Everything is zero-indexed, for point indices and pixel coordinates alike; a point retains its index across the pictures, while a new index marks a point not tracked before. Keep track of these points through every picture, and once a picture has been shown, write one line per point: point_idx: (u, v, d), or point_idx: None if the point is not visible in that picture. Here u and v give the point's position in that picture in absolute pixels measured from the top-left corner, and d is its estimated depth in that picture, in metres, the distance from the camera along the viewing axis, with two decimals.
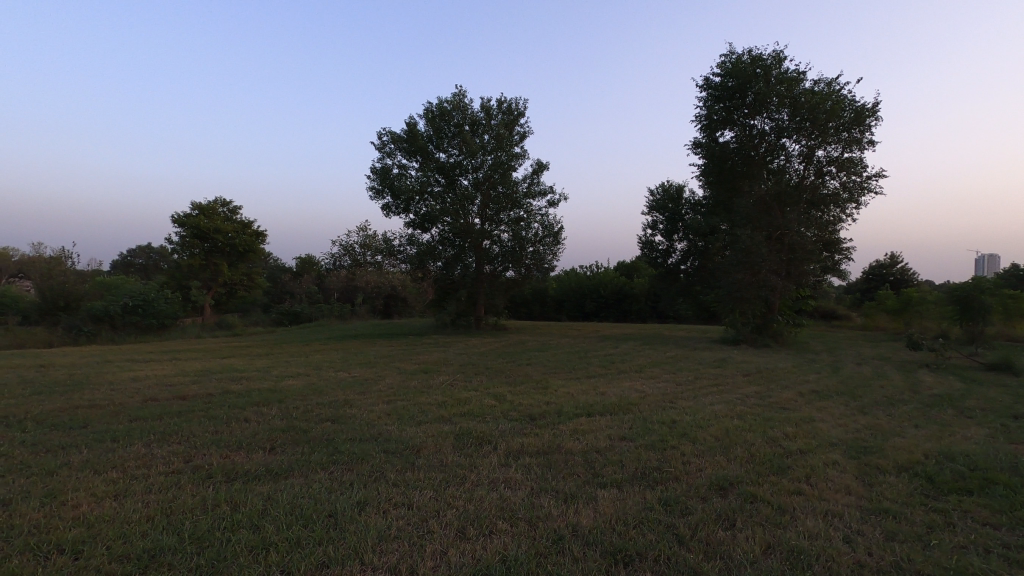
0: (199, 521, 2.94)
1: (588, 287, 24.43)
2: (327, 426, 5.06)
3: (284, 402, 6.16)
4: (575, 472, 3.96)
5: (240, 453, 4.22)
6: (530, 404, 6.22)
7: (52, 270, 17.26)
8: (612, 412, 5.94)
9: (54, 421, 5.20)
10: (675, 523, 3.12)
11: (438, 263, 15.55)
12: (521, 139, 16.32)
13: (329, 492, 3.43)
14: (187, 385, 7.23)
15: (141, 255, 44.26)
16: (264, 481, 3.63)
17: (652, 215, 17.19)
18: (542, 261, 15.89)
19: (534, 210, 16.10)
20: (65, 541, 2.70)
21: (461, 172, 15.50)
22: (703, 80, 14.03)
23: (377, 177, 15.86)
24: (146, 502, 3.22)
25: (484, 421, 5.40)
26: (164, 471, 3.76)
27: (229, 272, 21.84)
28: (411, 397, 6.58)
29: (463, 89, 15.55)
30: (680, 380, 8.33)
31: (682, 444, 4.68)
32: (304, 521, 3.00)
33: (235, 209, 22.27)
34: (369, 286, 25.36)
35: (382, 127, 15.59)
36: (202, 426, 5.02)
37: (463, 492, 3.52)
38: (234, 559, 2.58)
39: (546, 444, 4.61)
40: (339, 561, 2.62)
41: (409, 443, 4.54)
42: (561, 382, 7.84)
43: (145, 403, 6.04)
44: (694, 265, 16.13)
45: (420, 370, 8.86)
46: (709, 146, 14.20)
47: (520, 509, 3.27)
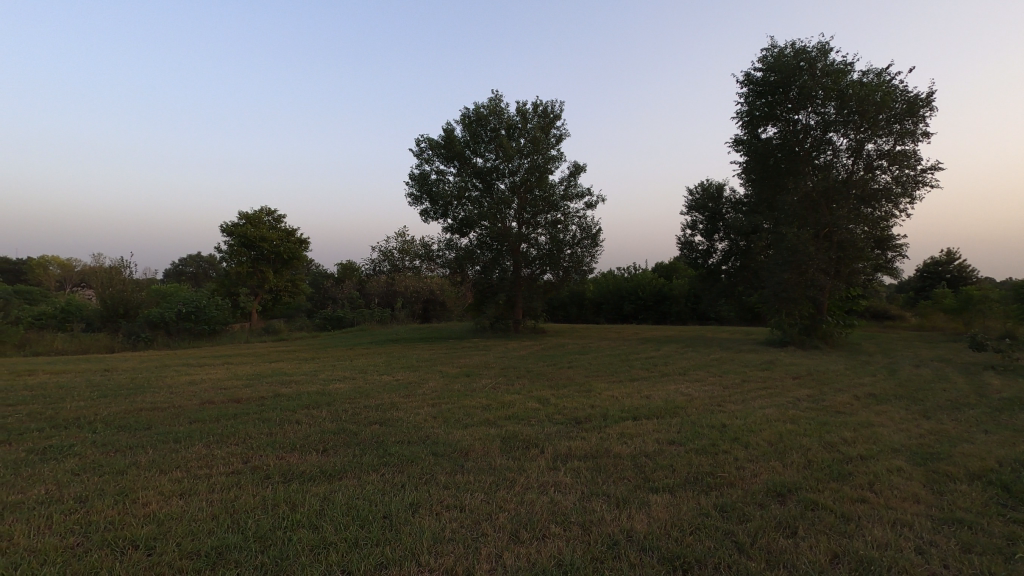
0: (262, 520, 3.03)
1: (626, 289, 24.13)
2: (376, 429, 5.15)
3: (332, 405, 6.30)
4: (625, 476, 3.91)
5: (295, 455, 4.34)
6: (574, 407, 6.19)
7: (112, 279, 18.19)
8: (659, 415, 5.84)
9: (121, 422, 5.48)
10: (734, 531, 3.03)
11: (476, 267, 15.64)
12: (558, 142, 16.35)
13: (382, 494, 3.48)
14: (240, 389, 7.49)
15: (192, 264, 46.30)
16: (318, 482, 3.71)
17: (691, 215, 16.87)
18: (580, 263, 15.80)
19: (571, 212, 16.05)
20: (139, 537, 2.82)
21: (498, 176, 15.58)
22: (744, 75, 13.75)
23: (415, 183, 16.10)
24: (210, 501, 3.34)
25: (529, 424, 5.41)
26: (224, 471, 3.90)
27: (275, 278, 22.51)
28: (455, 400, 6.62)
29: (499, 94, 15.64)
30: (727, 383, 8.12)
31: (734, 449, 4.56)
32: (360, 522, 3.05)
33: (279, 218, 22.99)
34: (408, 290, 25.68)
35: (420, 134, 15.82)
36: (257, 428, 5.20)
37: (514, 495, 3.52)
38: (296, 558, 2.64)
39: (594, 448, 4.56)
40: (397, 562, 2.65)
41: (457, 446, 4.57)
42: (603, 385, 7.77)
43: (201, 406, 6.28)
44: (736, 265, 15.73)
45: (461, 374, 8.93)
46: (750, 143, 13.86)
47: (572, 513, 3.24)
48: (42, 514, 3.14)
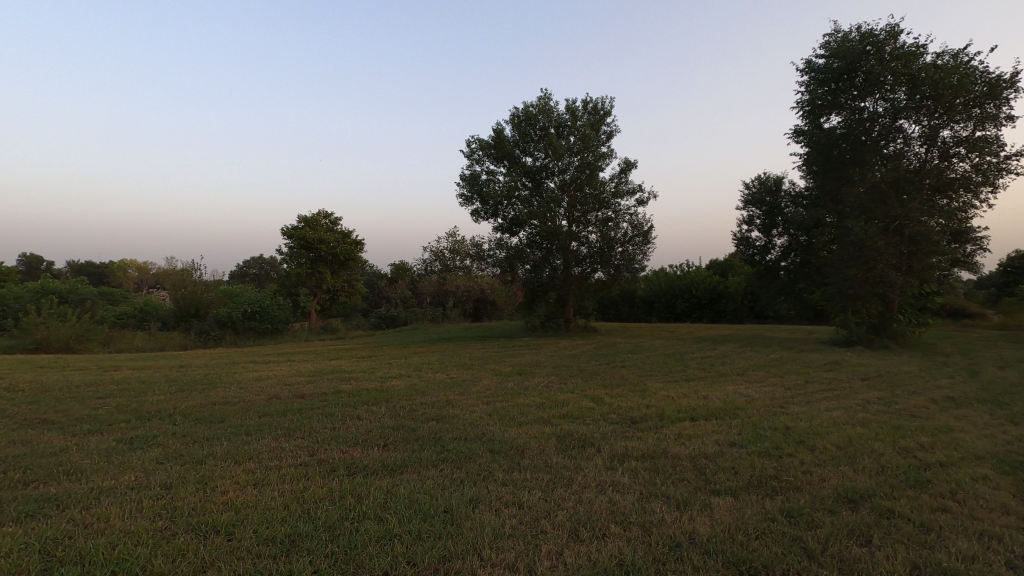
0: (330, 511, 3.16)
1: (679, 286, 23.59)
2: (433, 425, 5.27)
3: (390, 402, 6.48)
4: (685, 477, 3.84)
5: (358, 449, 4.50)
6: (629, 407, 6.13)
7: (185, 281, 19.35)
8: (717, 416, 5.69)
9: (198, 415, 5.84)
10: (803, 537, 2.92)
11: (527, 266, 15.67)
12: (608, 138, 16.18)
13: (442, 488, 3.56)
14: (303, 385, 7.83)
15: (255, 266, 48.70)
16: (381, 475, 3.84)
17: (748, 209, 16.18)
18: (631, 261, 15.56)
19: (622, 209, 15.84)
20: (220, 523, 3.01)
21: (547, 175, 15.56)
22: (805, 63, 13.15)
23: (465, 183, 16.28)
24: (282, 491, 3.51)
25: (585, 423, 5.40)
26: (293, 463, 4.09)
27: (332, 279, 23.32)
28: (509, 398, 6.67)
29: (548, 92, 15.61)
30: (789, 384, 7.81)
31: (800, 452, 4.39)
32: (422, 516, 3.13)
33: (336, 220, 23.80)
34: (459, 289, 26.03)
35: (471, 135, 15.99)
36: (322, 422, 5.43)
37: (572, 493, 3.52)
38: (364, 548, 2.75)
39: (652, 448, 4.49)
40: (460, 555, 2.70)
41: (513, 444, 4.61)
42: (658, 385, 7.63)
43: (269, 401, 6.60)
44: (797, 261, 15.05)
45: (514, 372, 9.00)
46: (811, 133, 13.25)
47: (631, 513, 3.21)
48: (134, 498, 3.39)
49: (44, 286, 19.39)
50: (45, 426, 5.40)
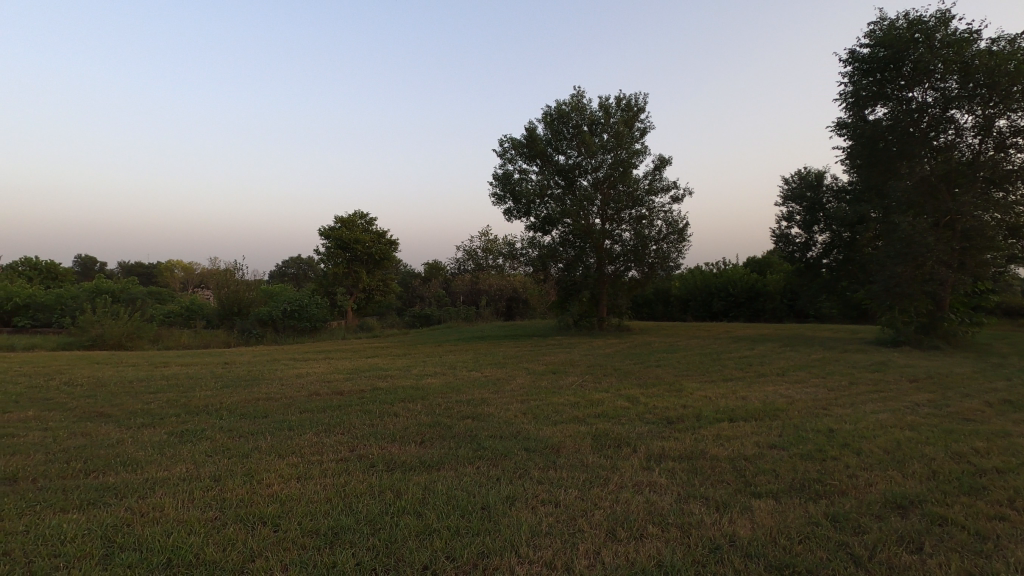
0: (371, 506, 3.24)
1: (715, 285, 23.13)
2: (469, 423, 5.33)
3: (426, 399, 6.57)
4: (724, 479, 3.78)
5: (395, 445, 4.58)
6: (665, 407, 6.05)
7: (228, 281, 20.01)
8: (756, 417, 5.57)
9: (243, 410, 6.06)
10: (849, 543, 2.84)
11: (559, 265, 15.62)
12: (641, 135, 16.00)
13: (479, 485, 3.60)
14: (342, 382, 8.02)
15: (294, 266, 49.99)
16: (418, 471, 3.90)
17: (787, 206, 15.72)
18: (666, 259, 15.33)
19: (657, 206, 15.63)
20: (266, 514, 3.12)
21: (581, 173, 15.48)
22: (849, 53, 12.69)
23: (498, 183, 16.33)
24: (324, 484, 3.61)
25: (620, 422, 5.36)
26: (334, 458, 4.20)
27: (368, 278, 23.74)
28: (543, 397, 6.67)
29: (581, 90, 15.53)
30: (833, 385, 7.57)
31: (845, 455, 4.25)
32: (460, 512, 3.18)
33: (371, 221, 24.22)
34: (492, 288, 26.14)
35: (504, 135, 16.02)
36: (360, 418, 5.55)
37: (609, 493, 3.50)
38: (404, 542, 2.80)
39: (689, 449, 4.44)
40: (498, 552, 2.73)
41: (549, 442, 4.62)
42: (695, 385, 7.50)
43: (309, 397, 6.78)
44: (839, 258, 14.53)
45: (547, 371, 9.00)
46: (855, 125, 12.76)
47: (669, 514, 3.18)
48: (186, 489, 3.55)
49: (99, 286, 20.36)
50: (103, 419, 5.69)
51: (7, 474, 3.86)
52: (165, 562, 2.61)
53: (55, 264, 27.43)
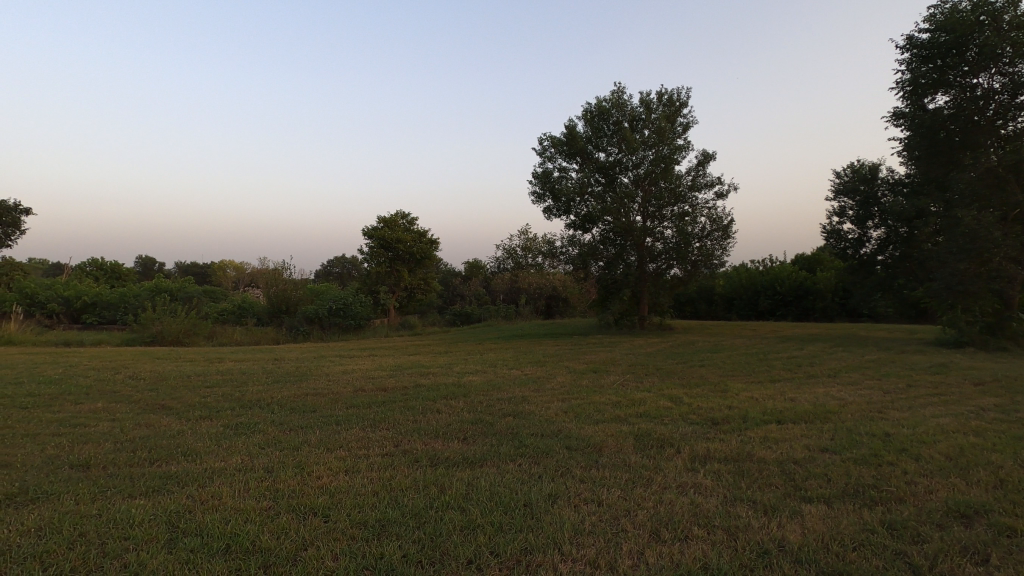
0: (416, 500, 3.31)
1: (761, 283, 22.46)
2: (510, 421, 5.36)
3: (468, 397, 6.65)
4: (773, 482, 3.68)
5: (439, 441, 4.66)
6: (710, 407, 5.93)
7: (277, 280, 20.77)
8: (807, 420, 5.39)
9: (292, 404, 6.28)
10: (908, 551, 2.72)
11: (600, 263, 15.48)
12: (684, 131, 15.70)
13: (521, 483, 3.63)
14: (386, 378, 8.21)
15: (338, 265, 51.32)
16: (462, 467, 3.96)
17: (839, 200, 14.99)
18: (710, 257, 15.00)
19: (700, 203, 15.31)
20: (317, 506, 3.23)
21: (621, 170, 15.30)
22: (906, 38, 12.08)
23: (538, 181, 16.30)
24: (371, 478, 3.72)
25: (663, 422, 5.29)
26: (380, 453, 4.31)
27: (409, 277, 24.15)
28: (584, 396, 6.64)
29: (622, 86, 15.35)
30: (889, 387, 7.25)
31: (903, 461, 4.07)
32: (503, 508, 3.21)
33: (412, 220, 24.66)
34: (532, 286, 26.19)
35: (543, 133, 15.98)
36: (404, 415, 5.67)
37: (652, 493, 3.47)
38: (449, 536, 2.86)
39: (735, 451, 4.34)
40: (541, 548, 2.75)
41: (590, 441, 4.60)
42: (740, 386, 7.32)
43: (355, 393, 6.97)
44: (896, 254, 13.85)
45: (588, 370, 8.96)
46: (914, 115, 12.12)
47: (715, 516, 3.13)
48: (242, 479, 3.71)
49: (158, 285, 21.48)
50: (165, 411, 6.01)
51: (81, 461, 4.13)
52: (224, 548, 2.74)
53: (119, 264, 29.06)
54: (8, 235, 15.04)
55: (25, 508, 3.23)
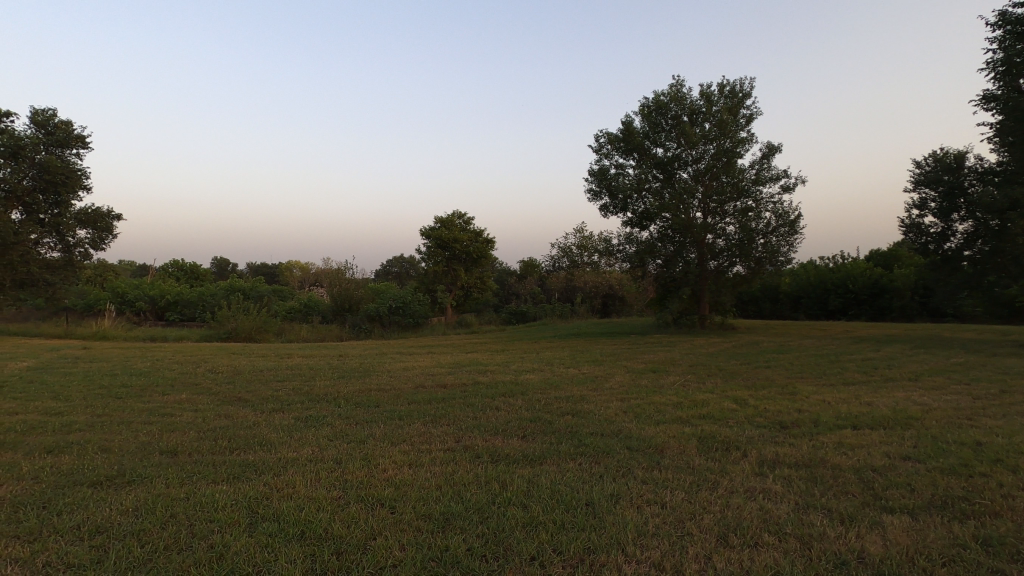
0: (478, 495, 3.36)
1: (831, 280, 21.31)
2: (569, 419, 5.34)
3: (526, 395, 6.68)
4: (849, 490, 3.49)
5: (499, 438, 4.71)
6: (778, 410, 5.68)
7: (340, 280, 21.58)
8: (885, 426, 5.07)
9: (357, 399, 6.52)
10: (1005, 569, 2.52)
11: (658, 262, 15.15)
12: (747, 123, 15.12)
13: (582, 482, 3.61)
14: (445, 375, 8.38)
15: (397, 265, 52.72)
16: (522, 465, 3.98)
17: (920, 191, 13.98)
18: (776, 253, 14.38)
19: (765, 197, 14.70)
20: (383, 497, 3.34)
21: (680, 165, 14.92)
22: (998, 15, 11.12)
23: (594, 178, 16.11)
24: (434, 472, 3.80)
25: (728, 425, 5.12)
26: (441, 448, 4.40)
27: (466, 276, 24.48)
28: (644, 396, 6.53)
29: (681, 79, 14.94)
30: (979, 393, 6.70)
31: (997, 472, 3.76)
32: (564, 507, 3.21)
33: (468, 220, 25.01)
34: (588, 285, 25.98)
35: (599, 130, 15.78)
36: (464, 411, 5.77)
37: (718, 497, 3.37)
38: (512, 532, 2.88)
39: (807, 456, 4.14)
40: (604, 548, 2.73)
41: (651, 442, 4.52)
42: (810, 389, 6.96)
43: (416, 389, 7.14)
44: (985, 249, 12.80)
45: (647, 369, 8.79)
46: (1006, 97, 11.20)
47: (786, 524, 3.00)
48: (313, 469, 3.90)
49: (233, 285, 22.82)
50: (241, 403, 6.38)
51: (170, 448, 4.46)
52: (299, 534, 2.88)
53: (197, 265, 31.05)
54: (103, 239, 16.37)
55: (123, 489, 3.52)
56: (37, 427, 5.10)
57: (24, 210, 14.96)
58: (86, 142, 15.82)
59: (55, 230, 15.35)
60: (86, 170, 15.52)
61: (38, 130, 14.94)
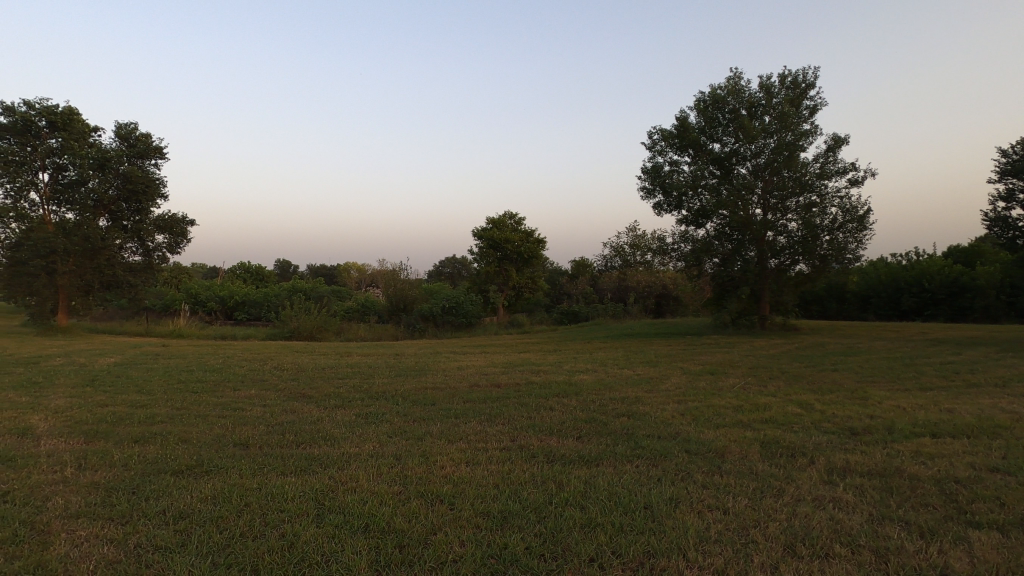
0: (534, 494, 3.38)
1: (905, 279, 20.03)
2: (625, 421, 5.26)
3: (579, 395, 6.64)
4: (930, 502, 3.27)
5: (554, 438, 4.71)
6: (847, 416, 5.41)
7: (395, 280, 22.13)
8: (970, 435, 4.72)
9: (414, 397, 6.68)
10: None
11: (715, 260, 14.70)
12: (811, 114, 14.45)
13: (641, 484, 3.56)
14: (498, 375, 8.45)
15: (449, 265, 53.53)
16: (578, 465, 3.97)
17: (1006, 182, 12.95)
18: (843, 251, 13.67)
19: (830, 192, 14.00)
20: (442, 493, 3.41)
21: (738, 161, 14.43)
22: None
23: (647, 176, 15.79)
24: (491, 470, 3.85)
25: (793, 430, 4.91)
26: (497, 446, 4.45)
27: (517, 276, 24.54)
28: (702, 398, 6.36)
29: (738, 71, 14.45)
30: None
31: None
32: (622, 509, 3.17)
33: (520, 221, 25.05)
34: (641, 285, 25.52)
35: (653, 126, 15.47)
36: (518, 410, 5.80)
37: (784, 505, 3.24)
38: (570, 533, 2.88)
39: (881, 465, 3.92)
40: (664, 553, 2.68)
41: (712, 446, 4.40)
42: (883, 393, 6.57)
43: (470, 388, 7.24)
44: None
45: (705, 371, 8.56)
46: None
47: (859, 535, 2.85)
48: (375, 464, 4.03)
49: (295, 286, 23.83)
50: (305, 399, 6.66)
51: (242, 440, 4.72)
52: (363, 527, 2.99)
53: (262, 267, 32.63)
54: (177, 244, 17.44)
55: (203, 478, 3.76)
56: (124, 418, 5.52)
57: (110, 217, 16.18)
58: (164, 153, 16.93)
59: (136, 236, 16.52)
60: (163, 179, 16.58)
61: (122, 143, 16.13)
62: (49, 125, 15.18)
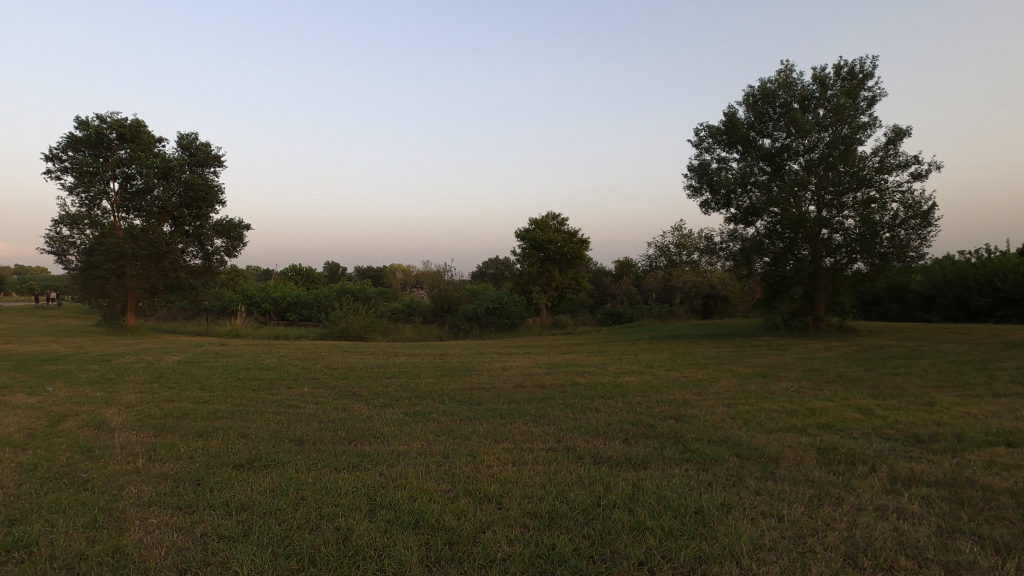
0: (581, 496, 3.37)
1: (974, 278, 18.83)
2: (673, 424, 5.17)
3: (625, 397, 6.56)
4: (1005, 516, 3.07)
5: (600, 440, 4.68)
6: (912, 422, 5.14)
7: (439, 281, 22.45)
8: None
9: (459, 396, 6.77)
10: None
11: (765, 259, 14.25)
12: (869, 106, 13.79)
13: (690, 488, 3.50)
14: (543, 375, 8.45)
15: (492, 266, 53.94)
16: (625, 468, 3.93)
17: None
18: (905, 248, 12.99)
19: (890, 187, 13.33)
20: (489, 492, 3.45)
21: (790, 156, 13.93)
22: None
23: (694, 174, 15.44)
24: (537, 471, 3.86)
25: (851, 436, 4.71)
26: (542, 447, 4.46)
27: (560, 277, 24.44)
28: (753, 402, 6.17)
29: (790, 64, 13.95)
30: None
31: None
32: (672, 513, 3.12)
33: (562, 221, 24.95)
34: (687, 285, 25.01)
35: (700, 123, 15.12)
36: (564, 411, 5.79)
37: (844, 514, 3.11)
38: (619, 535, 2.86)
39: (950, 475, 3.70)
40: (716, 559, 2.63)
41: (765, 451, 4.27)
42: (951, 399, 6.20)
43: (515, 389, 7.28)
44: None
45: (756, 373, 8.30)
46: None
47: (926, 548, 2.71)
48: (424, 462, 4.11)
49: (344, 287, 24.50)
50: (355, 397, 6.85)
51: (297, 436, 4.90)
52: (414, 523, 3.06)
53: (313, 270, 33.73)
54: (234, 247, 18.23)
55: (261, 472, 3.93)
56: (188, 413, 5.83)
57: (173, 223, 17.11)
58: (221, 161, 17.74)
59: (197, 240, 17.40)
60: (221, 186, 17.35)
61: (184, 152, 16.98)
62: (119, 137, 16.17)
